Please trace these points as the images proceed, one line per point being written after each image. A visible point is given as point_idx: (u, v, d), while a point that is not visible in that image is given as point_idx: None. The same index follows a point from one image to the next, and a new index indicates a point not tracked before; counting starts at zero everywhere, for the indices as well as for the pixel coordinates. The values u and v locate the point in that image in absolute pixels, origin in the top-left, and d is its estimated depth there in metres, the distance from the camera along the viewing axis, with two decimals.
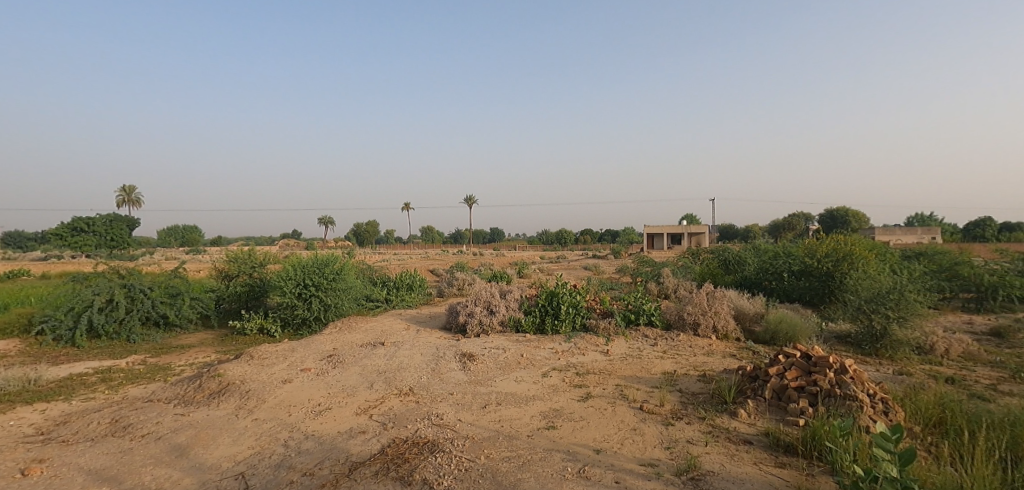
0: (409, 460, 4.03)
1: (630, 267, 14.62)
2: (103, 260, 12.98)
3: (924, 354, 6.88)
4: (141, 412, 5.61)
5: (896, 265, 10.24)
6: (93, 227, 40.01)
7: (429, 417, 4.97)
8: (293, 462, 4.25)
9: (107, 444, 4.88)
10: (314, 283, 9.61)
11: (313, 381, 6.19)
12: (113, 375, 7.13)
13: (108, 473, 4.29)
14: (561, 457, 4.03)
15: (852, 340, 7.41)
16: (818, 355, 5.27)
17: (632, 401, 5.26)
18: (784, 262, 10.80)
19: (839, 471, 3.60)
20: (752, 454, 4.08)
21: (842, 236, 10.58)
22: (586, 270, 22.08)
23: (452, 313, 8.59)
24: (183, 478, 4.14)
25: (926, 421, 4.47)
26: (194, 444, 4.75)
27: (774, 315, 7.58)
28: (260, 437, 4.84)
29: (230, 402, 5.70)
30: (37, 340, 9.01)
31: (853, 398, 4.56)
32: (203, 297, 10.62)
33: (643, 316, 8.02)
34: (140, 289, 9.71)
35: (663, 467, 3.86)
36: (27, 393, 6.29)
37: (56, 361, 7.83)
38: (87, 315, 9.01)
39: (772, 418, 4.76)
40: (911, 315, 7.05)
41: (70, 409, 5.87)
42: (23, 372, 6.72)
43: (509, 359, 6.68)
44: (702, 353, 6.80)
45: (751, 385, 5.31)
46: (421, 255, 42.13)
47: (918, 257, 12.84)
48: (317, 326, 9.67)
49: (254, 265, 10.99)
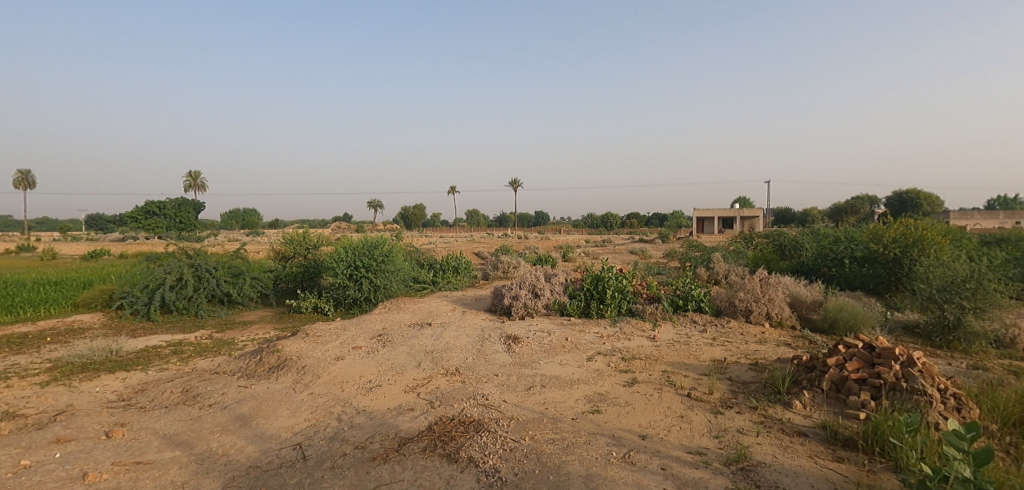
0: (456, 438, 4.13)
1: (678, 251, 14.25)
2: (174, 240, 13.97)
3: (1003, 347, 6.38)
4: (208, 383, 6.00)
5: (974, 252, 9.49)
6: (162, 211, 43.12)
7: (474, 397, 5.05)
8: (346, 435, 4.44)
9: (179, 412, 5.27)
10: (364, 264, 9.94)
11: (365, 359, 6.43)
12: (183, 348, 7.66)
13: (180, 438, 4.64)
14: (606, 441, 4.02)
15: (920, 330, 6.98)
16: (883, 346, 4.96)
17: (679, 388, 5.15)
18: (845, 248, 10.22)
19: (904, 468, 3.40)
20: (808, 446, 3.91)
21: (912, 221, 9.89)
22: (631, 254, 21.71)
23: (497, 296, 8.66)
24: (246, 446, 4.41)
25: (1004, 419, 4.13)
26: (255, 415, 5.04)
27: (833, 302, 7.21)
28: (315, 410, 5.08)
29: (288, 376, 6.00)
30: (118, 314, 9.83)
31: (921, 392, 4.26)
32: (263, 277, 11.19)
33: (692, 301, 7.82)
34: (206, 268, 10.33)
35: (711, 455, 3.77)
36: (110, 362, 6.88)
37: (134, 334, 8.51)
38: (160, 292, 9.73)
39: (830, 411, 4.54)
40: (989, 305, 6.53)
41: (148, 378, 6.36)
42: (107, 344, 7.33)
43: (554, 342, 6.69)
44: (754, 341, 6.57)
45: (807, 375, 5.08)
46: (464, 239, 42.49)
47: (1000, 243, 11.82)
48: (367, 306, 10.01)
49: (308, 247, 11.44)
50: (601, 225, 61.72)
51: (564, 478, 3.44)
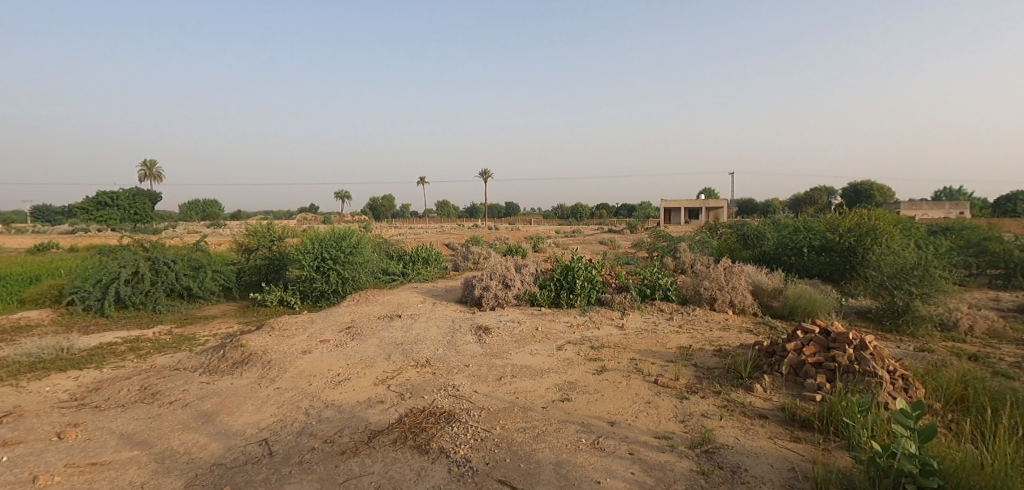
0: (426, 429, 4.12)
1: (646, 241, 14.50)
2: (128, 233, 13.44)
3: (947, 330, 6.77)
4: (168, 380, 5.79)
5: (922, 240, 10.00)
6: (116, 201, 41.15)
7: (445, 388, 5.04)
8: (314, 430, 4.36)
9: (137, 410, 5.08)
10: (331, 257, 9.78)
11: (333, 352, 6.33)
12: (141, 345, 7.37)
13: (139, 437, 4.47)
14: (575, 429, 4.08)
15: (872, 315, 7.35)
16: (838, 331, 5.16)
17: (647, 375, 5.26)
18: (804, 237, 10.62)
19: (855, 446, 3.57)
20: (767, 428, 4.07)
21: (866, 211, 10.36)
22: (600, 245, 21.95)
23: (467, 287, 8.65)
24: (209, 444, 4.29)
25: (947, 398, 4.37)
26: (218, 411, 4.90)
27: (792, 290, 7.50)
28: (282, 405, 4.97)
29: (252, 372, 5.85)
30: (69, 310, 9.37)
31: (872, 374, 4.47)
32: (225, 270, 10.86)
33: (659, 290, 8.02)
34: (164, 261, 9.97)
35: (677, 440, 3.87)
36: (61, 360, 6.56)
37: (87, 331, 8.14)
38: (115, 287, 9.32)
39: (788, 394, 4.73)
40: (934, 291, 6.92)
41: (102, 376, 6.10)
42: (56, 342, 6.98)
43: (525, 332, 6.75)
44: (718, 328, 6.78)
45: (768, 360, 5.26)
46: (436, 230, 42.01)
47: (945, 232, 12.51)
48: (335, 299, 9.86)
49: (273, 239, 11.14)
50: (574, 216, 61.90)
51: (534, 465, 3.48)
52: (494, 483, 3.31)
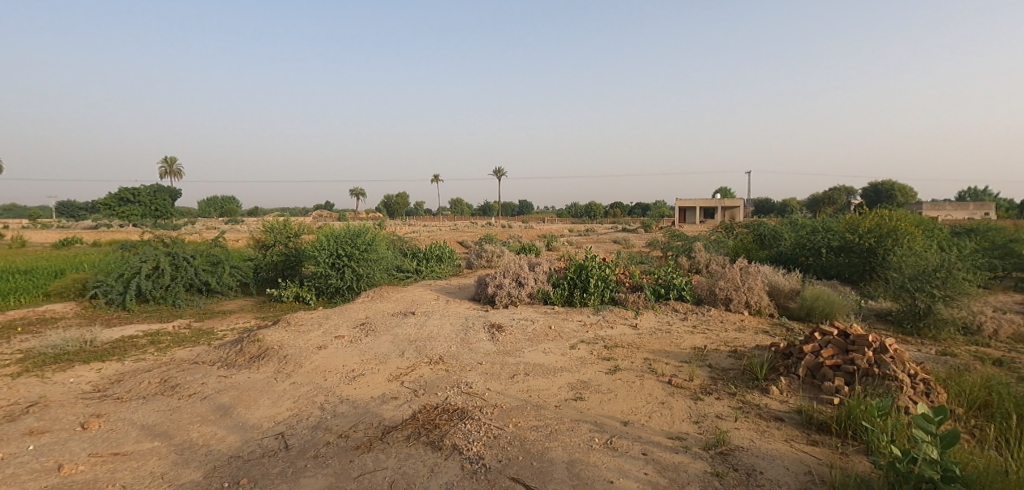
0: (440, 426, 4.14)
1: (660, 240, 14.39)
2: (148, 228, 13.59)
3: (971, 334, 6.62)
4: (187, 373, 5.91)
5: (944, 241, 9.80)
6: (137, 197, 42.12)
7: (458, 385, 5.06)
8: (330, 424, 4.42)
9: (157, 402, 5.18)
10: (346, 253, 9.87)
11: (347, 348, 6.39)
12: (161, 338, 7.53)
13: (159, 428, 4.56)
14: (588, 428, 4.07)
15: (892, 317, 7.23)
16: (857, 333, 5.07)
17: (660, 375, 5.22)
18: (822, 237, 10.45)
19: (874, 450, 3.51)
20: (783, 430, 4.01)
21: (886, 211, 10.17)
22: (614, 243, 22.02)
23: (480, 285, 8.67)
24: (227, 436, 4.36)
25: (969, 403, 4.27)
26: (236, 404, 4.99)
27: (810, 291, 7.39)
28: (297, 399, 5.03)
29: (269, 366, 5.94)
30: (92, 304, 9.60)
31: (893, 378, 4.39)
32: (242, 266, 11.02)
33: (673, 290, 7.95)
34: (183, 257, 10.14)
35: (690, 441, 3.84)
36: (85, 353, 6.73)
37: (109, 324, 8.34)
38: (136, 281, 9.52)
39: (805, 396, 4.66)
40: (957, 294, 6.78)
41: (124, 368, 6.24)
42: (80, 334, 7.16)
43: (538, 331, 6.74)
44: (733, 329, 6.71)
45: (784, 362, 5.19)
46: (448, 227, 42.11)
47: (969, 233, 12.24)
48: (349, 295, 9.96)
49: (289, 235, 11.25)
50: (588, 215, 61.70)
51: (547, 464, 3.49)
52: (507, 480, 3.32)
